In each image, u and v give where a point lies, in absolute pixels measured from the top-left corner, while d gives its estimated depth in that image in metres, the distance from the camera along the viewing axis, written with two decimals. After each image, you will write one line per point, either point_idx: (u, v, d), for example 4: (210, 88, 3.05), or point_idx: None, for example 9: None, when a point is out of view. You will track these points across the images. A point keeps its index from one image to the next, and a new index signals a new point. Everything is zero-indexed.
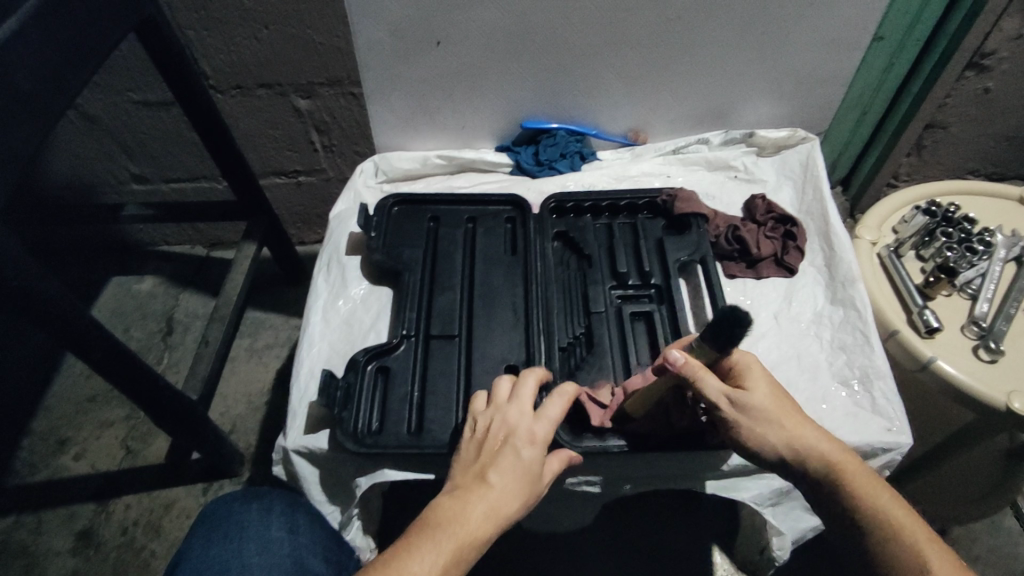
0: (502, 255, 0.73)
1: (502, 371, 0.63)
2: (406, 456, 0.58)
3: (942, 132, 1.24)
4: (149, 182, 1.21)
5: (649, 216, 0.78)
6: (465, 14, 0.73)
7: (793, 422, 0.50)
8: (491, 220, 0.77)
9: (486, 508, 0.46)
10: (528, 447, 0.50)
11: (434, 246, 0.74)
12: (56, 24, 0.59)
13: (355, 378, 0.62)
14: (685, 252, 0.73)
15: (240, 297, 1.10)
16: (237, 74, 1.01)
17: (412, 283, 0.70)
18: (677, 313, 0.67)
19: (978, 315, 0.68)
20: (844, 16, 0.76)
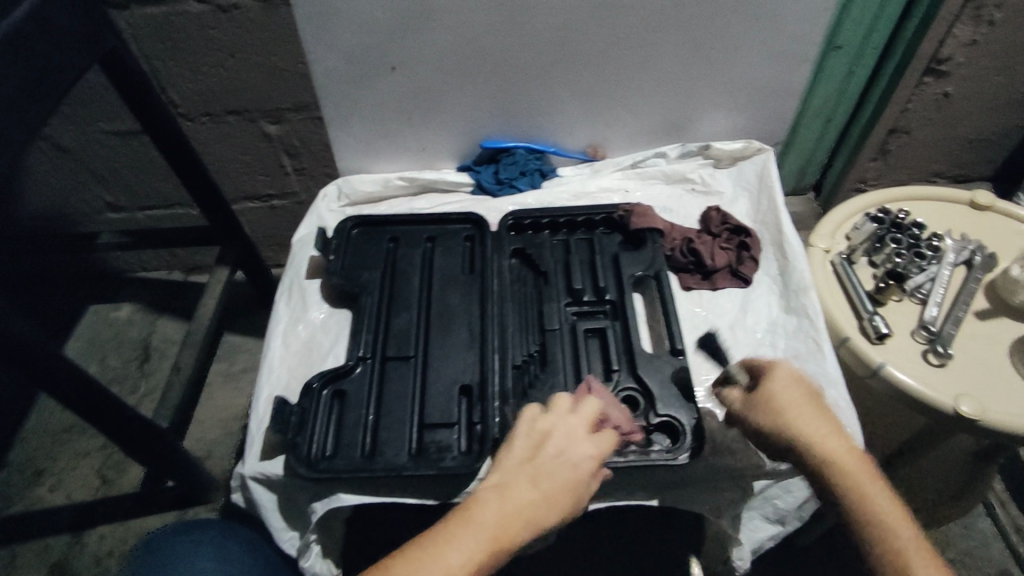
0: (460, 274, 0.74)
1: (456, 391, 0.65)
2: (361, 479, 0.58)
3: (906, 137, 1.22)
4: (125, 210, 1.21)
5: (606, 231, 0.79)
6: (418, 39, 0.75)
7: (812, 427, 0.50)
8: (450, 239, 0.78)
9: (529, 514, 0.47)
10: (582, 465, 0.51)
11: (393, 267, 0.75)
12: (11, 63, 0.60)
13: (310, 402, 0.63)
14: (640, 267, 0.74)
15: (213, 321, 1.10)
16: (205, 101, 1.02)
17: (370, 304, 0.71)
18: (630, 330, 0.68)
19: (928, 320, 0.69)
20: (790, 31, 0.78)
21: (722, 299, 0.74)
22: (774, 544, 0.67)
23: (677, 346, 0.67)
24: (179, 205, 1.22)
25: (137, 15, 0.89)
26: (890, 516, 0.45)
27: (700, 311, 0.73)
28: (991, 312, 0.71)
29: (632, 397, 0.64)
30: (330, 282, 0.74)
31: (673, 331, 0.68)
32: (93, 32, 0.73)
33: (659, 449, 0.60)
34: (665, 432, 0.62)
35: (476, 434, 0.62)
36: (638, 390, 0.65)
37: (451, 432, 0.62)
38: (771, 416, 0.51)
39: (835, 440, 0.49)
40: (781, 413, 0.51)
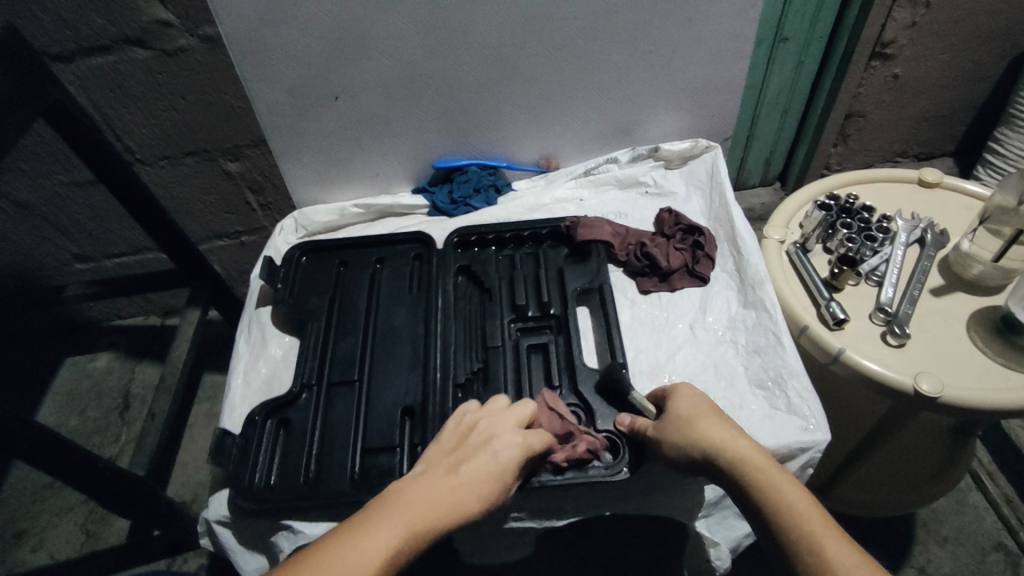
0: (406, 296, 0.75)
1: (401, 413, 0.65)
2: (302, 508, 0.58)
3: (863, 119, 1.22)
4: (92, 260, 1.20)
5: (553, 244, 0.81)
6: (358, 67, 0.75)
7: (724, 434, 0.52)
8: (398, 259, 0.79)
9: (447, 499, 0.46)
10: (506, 452, 0.52)
11: (342, 293, 0.76)
12: None
13: (253, 433, 0.63)
14: (582, 281, 0.75)
15: (187, 364, 1.08)
16: (162, 145, 0.97)
17: (315, 330, 0.72)
18: (572, 345, 0.69)
19: (884, 301, 0.69)
20: (724, 29, 0.79)
21: (680, 299, 0.75)
22: (752, 539, 0.66)
23: (620, 356, 0.67)
24: (146, 250, 1.21)
25: (83, 66, 0.85)
26: (802, 505, 0.46)
27: (659, 314, 0.74)
28: (946, 288, 0.71)
29: (574, 412, 0.65)
30: (278, 311, 0.74)
31: (614, 343, 0.69)
32: None
33: (598, 465, 0.61)
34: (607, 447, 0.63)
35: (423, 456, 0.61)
36: (580, 405, 0.66)
37: (392, 455, 0.62)
38: (684, 423, 0.54)
39: (743, 440, 0.51)
40: (694, 421, 0.54)
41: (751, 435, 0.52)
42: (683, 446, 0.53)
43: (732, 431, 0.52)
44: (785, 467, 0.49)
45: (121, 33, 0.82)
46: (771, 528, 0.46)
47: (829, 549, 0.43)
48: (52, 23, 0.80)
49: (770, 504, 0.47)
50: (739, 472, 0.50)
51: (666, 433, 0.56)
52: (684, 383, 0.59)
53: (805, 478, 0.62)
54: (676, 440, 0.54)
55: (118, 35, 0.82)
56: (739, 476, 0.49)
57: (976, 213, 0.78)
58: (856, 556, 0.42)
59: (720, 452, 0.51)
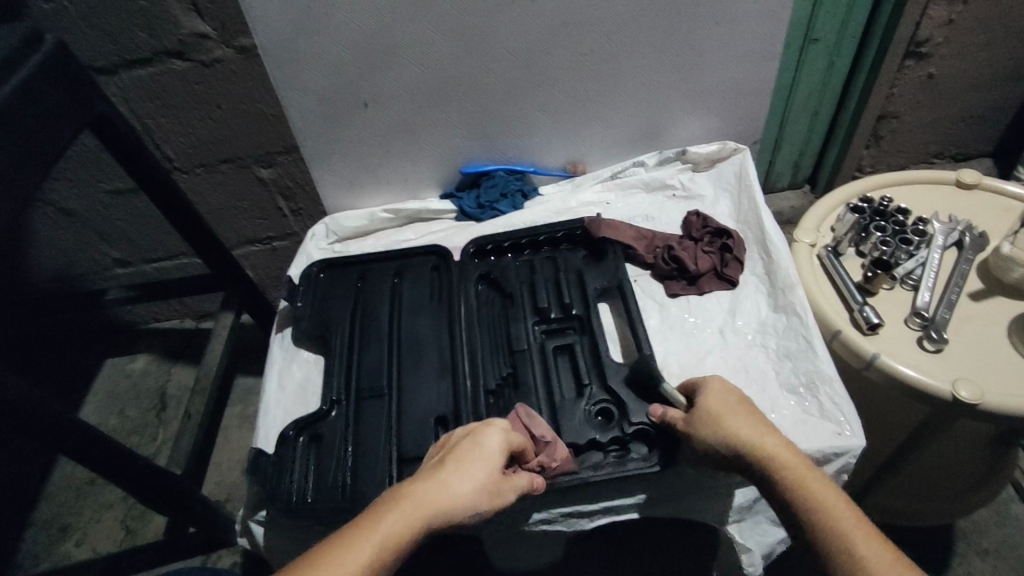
0: (426, 304, 0.76)
1: (429, 421, 0.66)
2: (340, 522, 0.59)
3: (897, 120, 1.20)
4: (132, 265, 1.24)
5: (570, 247, 0.81)
6: (387, 75, 0.77)
7: (756, 430, 0.52)
8: (416, 270, 0.80)
9: (461, 483, 0.49)
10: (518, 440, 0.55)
11: (363, 306, 0.77)
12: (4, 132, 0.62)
13: (285, 448, 0.64)
14: (604, 280, 0.75)
15: (222, 366, 1.10)
16: (198, 153, 1.00)
17: (339, 346, 0.73)
18: (596, 345, 0.69)
19: (921, 306, 0.67)
20: (751, 31, 0.79)
21: (710, 302, 0.74)
22: (785, 545, 0.65)
23: (645, 351, 0.66)
24: (182, 255, 1.25)
25: (125, 78, 0.89)
26: (833, 506, 0.46)
27: (688, 317, 0.73)
28: (985, 292, 0.69)
29: (606, 408, 0.65)
30: (299, 328, 0.75)
31: (640, 341, 0.68)
32: (80, 94, 0.74)
33: (635, 458, 0.61)
34: (641, 440, 0.62)
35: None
36: (611, 401, 0.65)
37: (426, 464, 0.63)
38: (711, 417, 0.55)
39: (772, 438, 0.52)
40: (721, 417, 0.54)
41: (782, 432, 0.53)
42: (710, 444, 0.54)
43: (763, 427, 0.52)
44: (813, 466, 0.49)
45: (162, 46, 0.85)
46: (803, 528, 0.47)
47: (860, 551, 0.43)
48: (96, 37, 0.83)
49: (801, 503, 0.47)
50: (769, 470, 0.50)
51: (693, 430, 0.56)
52: (715, 376, 0.59)
53: (840, 483, 0.61)
54: (703, 437, 0.55)
55: (159, 47, 0.85)
56: (770, 475, 0.50)
57: (1018, 215, 0.76)
58: (886, 557, 0.42)
59: (749, 449, 0.51)
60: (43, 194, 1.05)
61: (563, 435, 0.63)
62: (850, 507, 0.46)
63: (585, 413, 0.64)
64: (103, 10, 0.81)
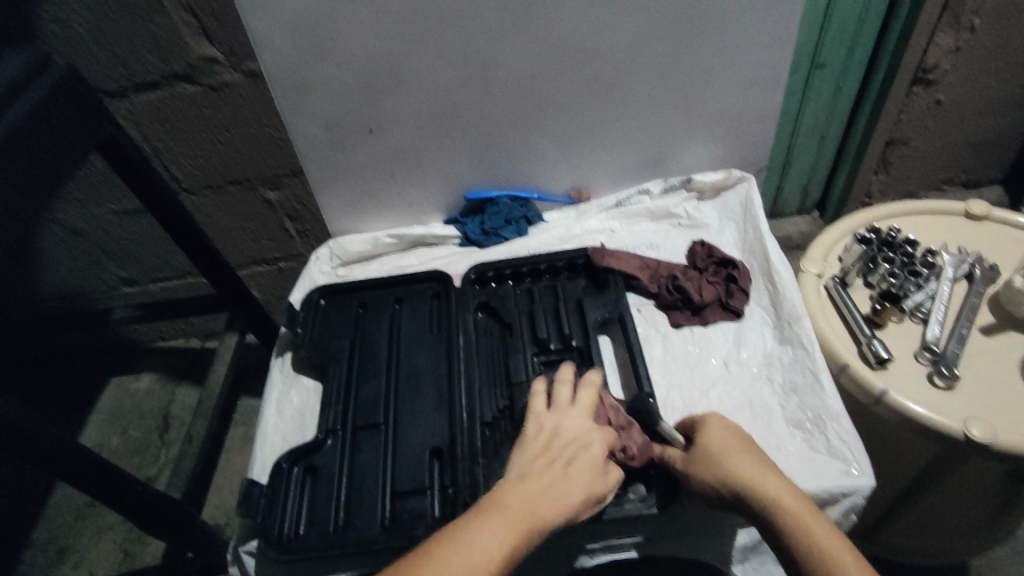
0: (426, 334, 0.76)
1: (427, 454, 0.65)
2: (333, 557, 0.58)
3: (906, 146, 1.19)
4: (138, 284, 1.24)
5: (569, 276, 0.80)
6: (392, 102, 0.77)
7: (755, 469, 0.51)
8: (416, 299, 0.80)
9: (556, 494, 0.48)
10: (597, 445, 0.55)
11: (362, 334, 0.76)
12: (12, 158, 0.63)
13: (280, 482, 0.63)
14: (603, 310, 0.75)
15: (224, 388, 1.10)
16: (206, 176, 1.01)
17: (338, 374, 0.72)
18: (597, 377, 0.68)
19: (931, 340, 0.66)
20: (756, 60, 0.79)
21: (713, 334, 0.73)
22: None
23: (646, 387, 0.65)
24: (189, 274, 1.25)
25: (136, 102, 0.90)
26: (836, 550, 0.45)
27: (691, 349, 0.72)
28: (997, 326, 0.68)
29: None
30: (298, 355, 0.75)
31: (640, 373, 0.68)
32: (90, 119, 0.75)
33: (633, 499, 0.60)
34: (639, 480, 0.62)
35: (448, 498, 0.61)
36: None
37: (422, 498, 0.62)
38: (713, 454, 0.54)
39: (772, 477, 0.51)
40: (723, 455, 0.53)
41: (783, 473, 0.52)
42: (708, 482, 0.53)
43: (762, 465, 0.51)
44: (815, 507, 0.48)
45: (172, 71, 0.87)
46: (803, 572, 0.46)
47: None
48: (108, 62, 0.85)
49: (800, 546, 0.46)
50: (768, 512, 0.49)
51: (691, 468, 0.55)
52: (716, 414, 0.58)
53: (847, 525, 0.59)
54: (702, 475, 0.54)
55: (169, 72, 0.87)
56: (769, 515, 0.49)
57: None
58: None
59: (747, 488, 0.50)
60: (53, 213, 1.06)
61: None
62: (852, 552, 0.45)
63: None
64: (115, 36, 0.82)
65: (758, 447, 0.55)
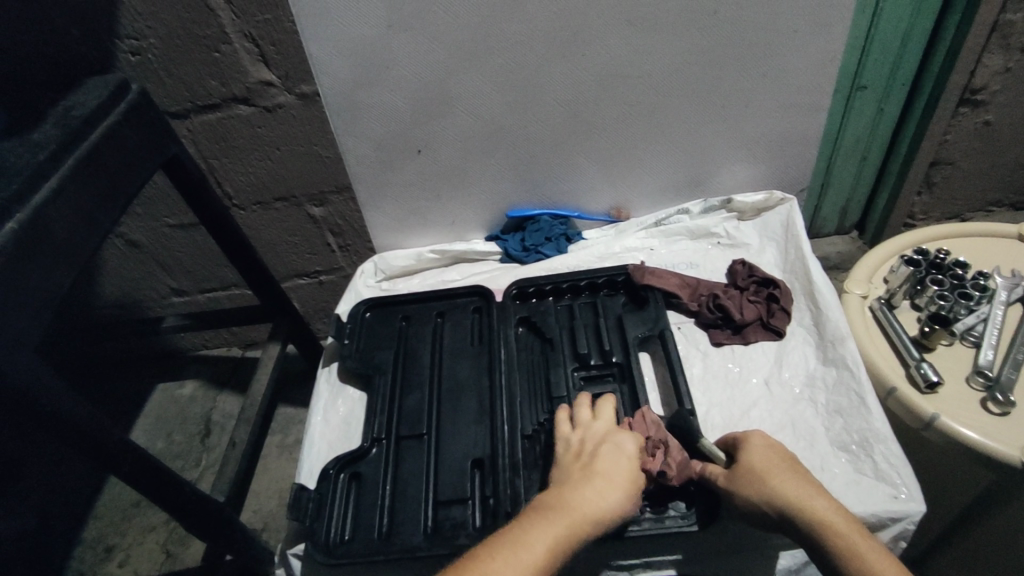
0: (468, 348, 0.77)
1: (468, 465, 0.66)
2: (377, 563, 0.60)
3: (951, 167, 1.17)
4: (187, 294, 1.30)
5: (609, 293, 0.81)
6: (440, 123, 0.80)
7: (800, 490, 0.51)
8: (458, 313, 0.82)
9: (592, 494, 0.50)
10: (628, 441, 0.56)
11: (405, 347, 0.79)
12: (92, 174, 0.67)
13: (327, 487, 0.65)
14: (642, 327, 0.75)
15: (267, 396, 1.13)
16: (257, 192, 1.06)
17: (383, 385, 0.74)
18: (637, 393, 0.68)
19: (983, 364, 0.65)
20: (798, 83, 0.80)
21: (755, 353, 0.73)
22: None
23: (687, 404, 0.66)
24: (234, 285, 1.30)
25: (197, 122, 0.95)
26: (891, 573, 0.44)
27: (732, 367, 0.72)
28: None
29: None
30: (344, 365, 0.77)
31: (681, 391, 0.68)
32: (157, 136, 0.79)
33: (673, 515, 0.61)
34: (680, 496, 0.62)
35: (489, 508, 0.62)
36: None
37: (463, 507, 0.63)
38: (757, 473, 0.54)
39: (819, 498, 0.50)
40: (768, 474, 0.53)
41: (830, 495, 0.51)
42: (752, 501, 0.53)
43: (808, 486, 0.51)
44: (866, 531, 0.48)
45: (231, 93, 0.91)
46: None
47: None
48: (174, 86, 0.90)
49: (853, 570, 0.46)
50: (817, 534, 0.49)
51: (732, 485, 0.55)
52: (757, 431, 0.58)
53: (897, 551, 0.58)
54: (745, 493, 0.54)
55: (229, 94, 0.92)
56: (818, 537, 0.48)
57: None
58: None
59: (794, 509, 0.50)
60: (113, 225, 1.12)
61: None
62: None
63: None
64: (182, 61, 0.87)
65: (802, 467, 0.54)
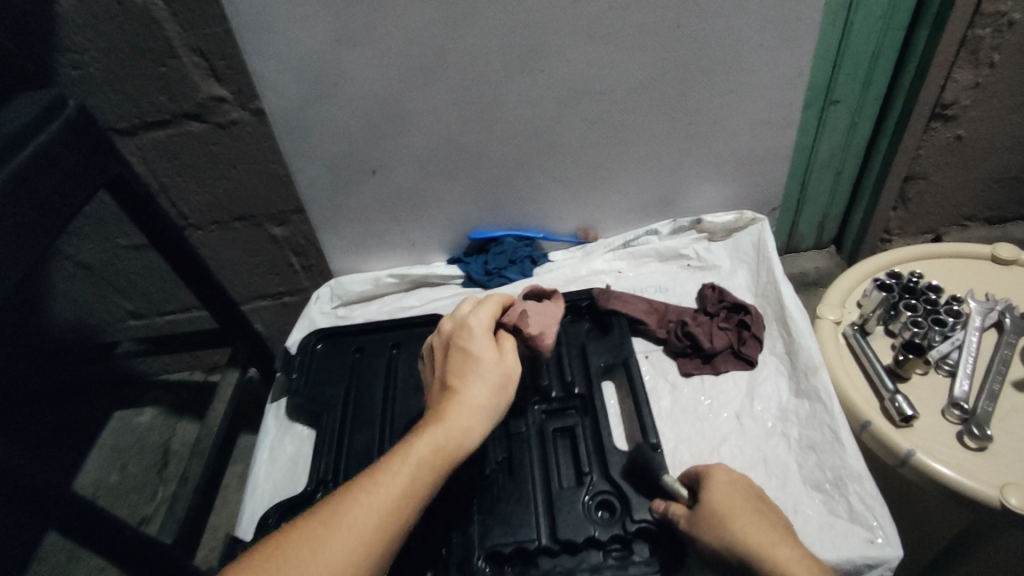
0: (424, 381, 0.73)
1: None
2: None
3: (924, 182, 1.15)
4: (144, 317, 1.21)
5: (573, 319, 0.77)
6: (395, 142, 0.76)
7: (763, 538, 0.48)
8: (414, 342, 0.77)
9: (453, 413, 0.49)
10: (482, 344, 0.53)
11: (358, 380, 0.74)
12: (19, 198, 0.61)
13: (265, 537, 0.60)
14: (607, 356, 0.72)
15: (224, 428, 1.07)
16: (212, 212, 1.00)
17: (331, 423, 0.70)
18: (600, 428, 0.65)
19: (959, 396, 0.62)
20: (767, 100, 0.77)
21: (725, 384, 0.69)
22: None
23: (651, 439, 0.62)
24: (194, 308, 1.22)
25: (145, 139, 0.90)
26: None
27: (700, 400, 0.68)
28: None
29: (608, 500, 0.60)
30: (291, 401, 0.73)
31: (645, 424, 0.64)
32: (100, 154, 0.73)
33: (637, 562, 0.56)
34: (644, 540, 0.57)
35: (439, 560, 0.58)
36: (613, 492, 0.61)
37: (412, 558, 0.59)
38: (718, 514, 0.50)
39: (784, 547, 0.47)
40: (728, 516, 0.50)
41: (799, 544, 0.48)
42: (712, 546, 0.49)
43: (770, 534, 0.48)
44: None
45: (181, 109, 0.86)
46: None
47: None
48: (118, 102, 0.85)
49: None
50: None
51: (692, 528, 0.52)
52: (721, 466, 0.55)
53: None
54: (705, 537, 0.50)
55: (178, 110, 0.86)
56: None
57: None
58: None
59: (755, 558, 0.47)
60: (60, 247, 1.06)
61: (559, 533, 0.58)
62: None
63: (584, 508, 0.60)
64: (126, 76, 0.82)
65: (769, 511, 0.51)
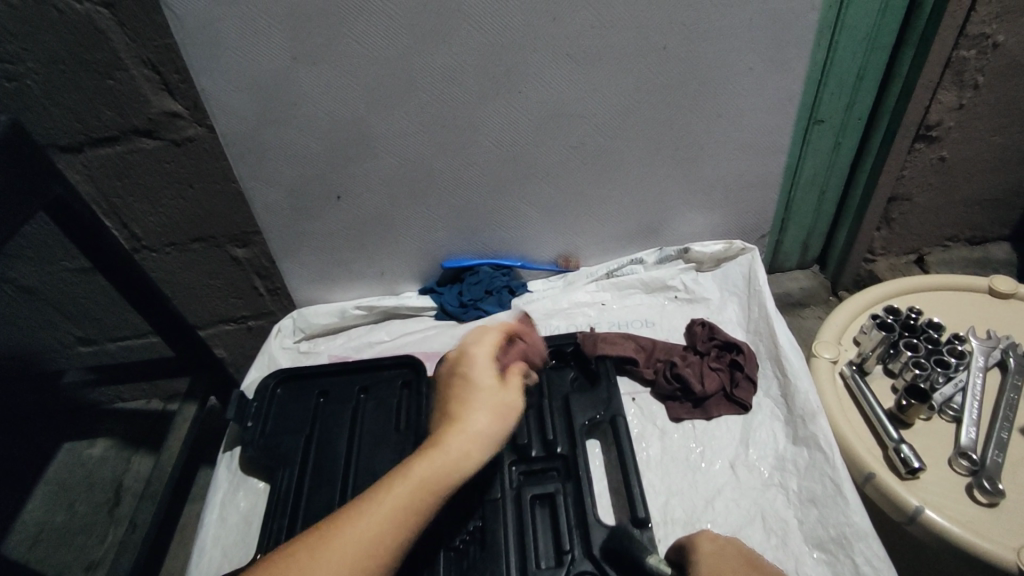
0: (392, 433, 0.67)
1: None
2: None
3: (909, 203, 1.13)
4: (94, 343, 1.07)
5: (557, 364, 0.72)
6: (360, 166, 0.70)
7: None
8: (384, 387, 0.71)
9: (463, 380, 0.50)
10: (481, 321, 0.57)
11: (321, 429, 0.68)
12: None
13: None
14: (593, 413, 0.66)
15: (179, 465, 0.93)
16: (169, 232, 0.89)
17: (285, 480, 0.63)
18: (583, 498, 0.59)
19: (967, 445, 0.58)
20: (753, 123, 0.73)
21: (718, 429, 0.65)
22: None
23: (638, 514, 0.57)
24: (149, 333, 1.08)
25: (90, 156, 0.80)
26: None
27: (690, 449, 0.64)
28: None
29: None
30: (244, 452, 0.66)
31: (633, 495, 0.59)
32: (34, 183, 0.64)
33: None
34: None
35: None
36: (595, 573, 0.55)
37: None
38: None
39: None
40: None
41: None
42: None
43: None
44: None
45: (129, 125, 0.77)
46: None
47: None
48: (57, 116, 0.75)
49: None
50: None
51: None
52: (704, 533, 0.50)
53: None
54: None
55: (127, 125, 0.77)
56: None
57: None
58: None
59: None
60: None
61: None
62: None
63: None
64: (65, 89, 0.73)
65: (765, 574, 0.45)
